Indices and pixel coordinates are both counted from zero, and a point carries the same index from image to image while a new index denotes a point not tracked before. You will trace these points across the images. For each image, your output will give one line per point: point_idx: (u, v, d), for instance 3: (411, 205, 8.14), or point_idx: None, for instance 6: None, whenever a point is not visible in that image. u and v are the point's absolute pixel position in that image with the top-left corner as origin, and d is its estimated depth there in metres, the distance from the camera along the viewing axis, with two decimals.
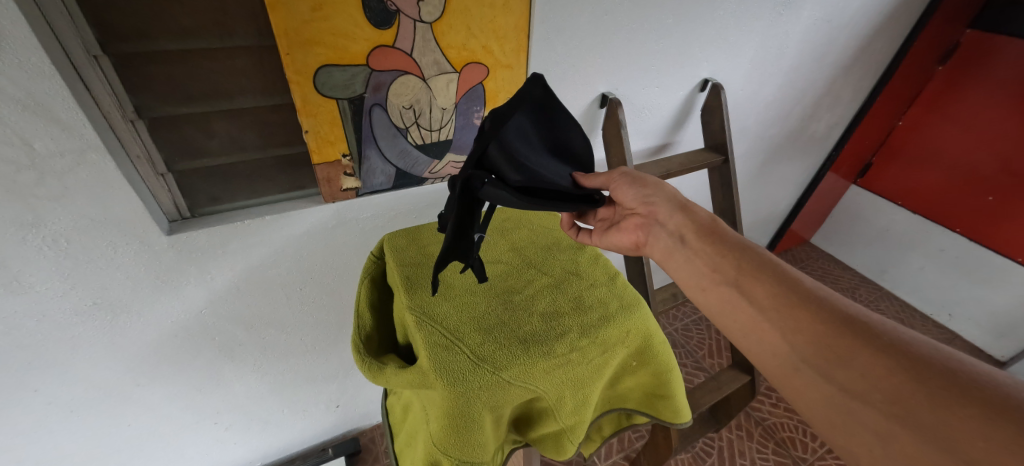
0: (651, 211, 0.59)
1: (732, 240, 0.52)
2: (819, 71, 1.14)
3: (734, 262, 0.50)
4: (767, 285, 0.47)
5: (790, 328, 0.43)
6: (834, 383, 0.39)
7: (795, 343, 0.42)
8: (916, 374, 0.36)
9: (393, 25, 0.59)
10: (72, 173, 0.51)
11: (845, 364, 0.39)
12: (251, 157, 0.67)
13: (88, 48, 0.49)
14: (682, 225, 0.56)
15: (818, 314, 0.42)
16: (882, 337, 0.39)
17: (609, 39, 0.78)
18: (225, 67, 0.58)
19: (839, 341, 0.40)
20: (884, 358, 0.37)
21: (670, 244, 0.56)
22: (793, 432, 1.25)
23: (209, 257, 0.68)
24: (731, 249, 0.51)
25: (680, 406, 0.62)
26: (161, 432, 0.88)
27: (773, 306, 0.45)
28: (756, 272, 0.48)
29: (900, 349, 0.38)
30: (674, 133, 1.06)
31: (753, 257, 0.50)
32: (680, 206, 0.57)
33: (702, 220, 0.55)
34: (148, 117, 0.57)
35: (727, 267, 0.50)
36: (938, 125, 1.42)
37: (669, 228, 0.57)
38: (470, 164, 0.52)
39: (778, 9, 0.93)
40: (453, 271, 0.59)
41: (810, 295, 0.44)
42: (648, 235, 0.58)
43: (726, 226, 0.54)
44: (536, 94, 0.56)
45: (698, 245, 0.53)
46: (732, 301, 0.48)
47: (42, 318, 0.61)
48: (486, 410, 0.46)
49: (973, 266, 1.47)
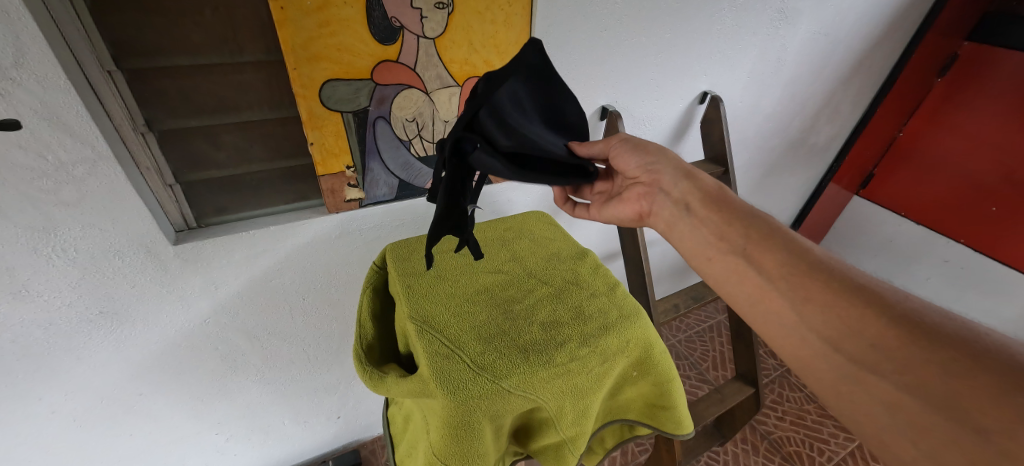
0: (653, 180, 0.60)
1: (739, 208, 0.53)
2: (817, 83, 1.16)
3: (741, 230, 0.50)
4: (775, 254, 0.47)
5: (799, 298, 0.43)
6: (844, 354, 0.39)
7: (804, 312, 0.43)
8: (927, 343, 0.36)
9: (397, 41, 0.61)
10: (84, 183, 0.53)
11: (856, 335, 0.39)
12: (257, 169, 0.69)
13: (103, 63, 0.51)
14: (689, 191, 0.56)
15: (829, 283, 0.42)
16: (894, 307, 0.39)
17: (609, 53, 0.80)
18: (234, 81, 0.60)
19: (849, 310, 0.40)
20: (896, 327, 0.37)
21: (674, 213, 0.56)
22: (801, 446, 1.22)
23: (213, 267, 0.69)
24: (738, 218, 0.51)
25: (681, 417, 0.62)
26: (161, 444, 0.88)
27: (780, 276, 0.45)
28: (764, 241, 0.48)
29: (912, 317, 0.38)
30: (674, 145, 1.07)
31: (761, 224, 0.50)
32: (685, 174, 0.58)
33: (708, 187, 0.56)
34: (157, 130, 0.59)
35: (734, 236, 0.50)
36: (938, 135, 1.43)
37: (673, 197, 0.57)
38: (460, 126, 0.51)
39: (774, 23, 0.95)
40: (447, 263, 0.63)
41: (819, 264, 0.44)
42: (652, 204, 0.59)
43: (732, 194, 0.55)
44: (533, 61, 0.57)
45: (702, 212, 0.54)
46: (738, 270, 0.48)
47: (49, 326, 0.62)
48: (486, 418, 0.46)
49: (980, 277, 1.46)
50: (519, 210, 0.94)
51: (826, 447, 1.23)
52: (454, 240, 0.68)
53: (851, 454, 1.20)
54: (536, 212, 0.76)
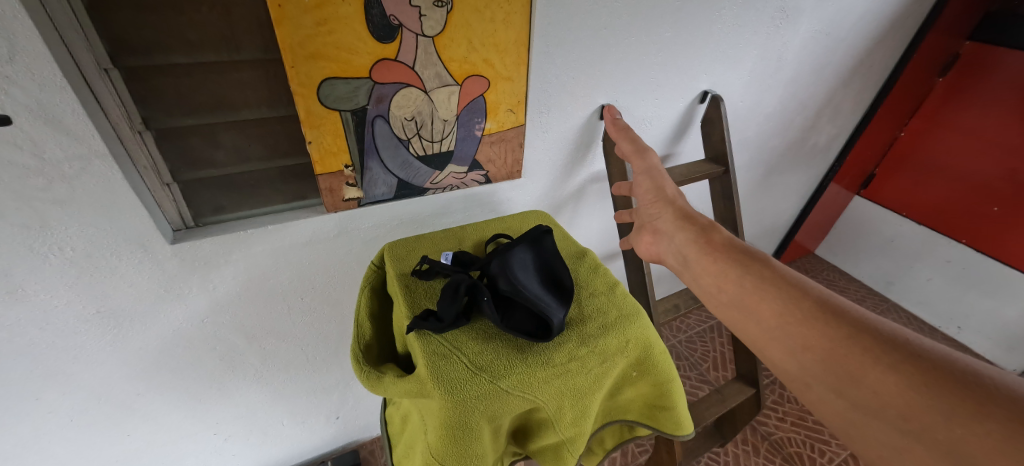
0: (657, 227, 0.62)
1: (736, 254, 0.53)
2: (818, 82, 1.15)
3: (735, 280, 0.51)
4: (772, 302, 0.48)
5: (799, 347, 0.44)
6: (847, 399, 0.40)
7: (805, 361, 0.44)
8: (929, 390, 0.36)
9: (396, 38, 0.60)
10: (79, 181, 0.52)
11: (857, 382, 0.40)
12: (256, 168, 0.68)
13: (99, 61, 0.51)
14: (688, 243, 0.57)
15: (827, 330, 0.43)
16: (894, 351, 0.39)
17: (610, 51, 0.79)
18: (232, 80, 0.59)
19: (847, 359, 0.41)
20: (895, 374, 0.38)
21: (677, 263, 0.59)
22: (801, 447, 1.22)
23: (211, 266, 0.68)
24: (733, 266, 0.52)
25: (681, 418, 0.62)
26: (159, 443, 0.87)
27: (778, 325, 0.46)
28: (760, 289, 0.49)
29: (912, 361, 0.38)
30: (674, 144, 1.06)
31: (758, 268, 0.51)
32: (684, 222, 0.59)
33: (705, 236, 0.56)
34: (154, 128, 0.58)
35: (730, 288, 0.51)
36: (940, 135, 1.42)
37: (674, 246, 0.59)
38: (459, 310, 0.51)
39: (775, 22, 0.95)
40: None
41: (817, 307, 0.45)
42: (661, 249, 0.62)
43: (731, 237, 0.56)
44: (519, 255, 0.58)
45: (699, 264, 0.55)
46: (740, 319, 0.50)
47: (47, 326, 0.62)
48: (484, 419, 0.46)
49: (982, 278, 1.45)
50: (518, 210, 0.93)
51: (827, 448, 1.22)
52: (453, 239, 0.67)
53: (852, 455, 1.20)
54: (536, 211, 0.75)
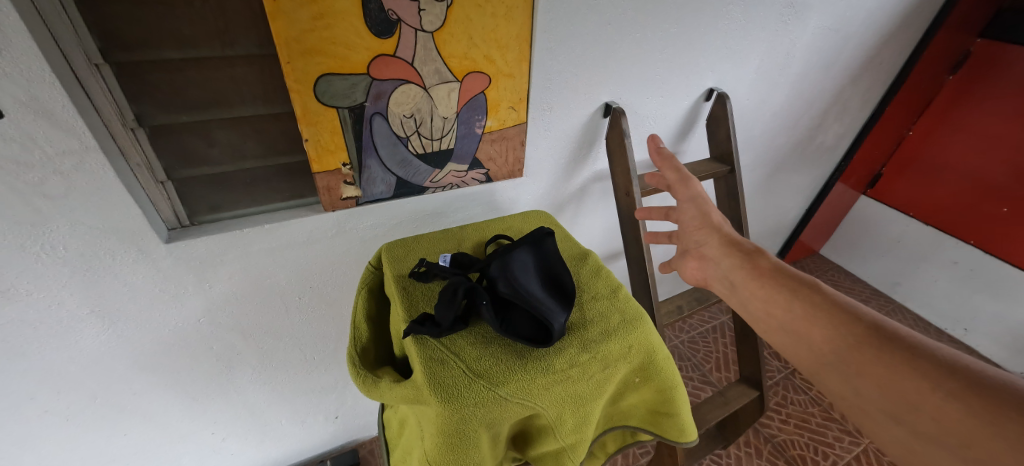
0: (706, 255, 0.62)
1: (786, 279, 0.53)
2: (826, 79, 1.13)
3: (785, 305, 0.51)
4: (822, 327, 0.47)
5: (851, 371, 0.44)
6: (904, 425, 0.39)
7: (858, 385, 0.43)
8: (991, 416, 0.34)
9: (394, 34, 0.59)
10: (70, 178, 0.51)
11: (913, 407, 0.39)
12: (252, 165, 0.67)
13: (90, 56, 0.49)
14: (736, 269, 0.58)
15: (880, 355, 0.42)
16: (952, 375, 0.38)
17: (613, 48, 0.78)
18: (227, 76, 0.58)
19: (902, 385, 0.40)
20: (953, 400, 0.36)
21: (727, 289, 0.59)
22: (805, 450, 1.21)
23: (208, 266, 0.67)
24: (782, 291, 0.52)
25: (685, 425, 0.60)
26: (156, 443, 0.86)
27: (829, 349, 0.46)
28: (810, 314, 0.49)
29: (973, 389, 0.36)
30: (679, 143, 1.05)
31: (808, 293, 0.50)
32: (735, 249, 0.59)
33: (756, 263, 0.56)
34: (148, 125, 0.57)
35: (779, 313, 0.51)
36: (949, 134, 1.40)
37: (724, 273, 0.59)
38: (456, 314, 0.49)
39: (783, 18, 0.93)
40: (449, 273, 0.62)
41: (869, 330, 0.44)
42: (708, 275, 0.62)
43: (787, 266, 0.55)
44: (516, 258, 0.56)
45: (750, 290, 0.55)
46: (792, 344, 0.50)
47: (39, 325, 0.61)
48: (482, 426, 0.44)
49: (989, 280, 1.43)
50: (520, 209, 0.92)
51: (830, 451, 1.21)
52: (453, 240, 0.66)
53: (856, 459, 1.18)
54: (537, 210, 0.74)
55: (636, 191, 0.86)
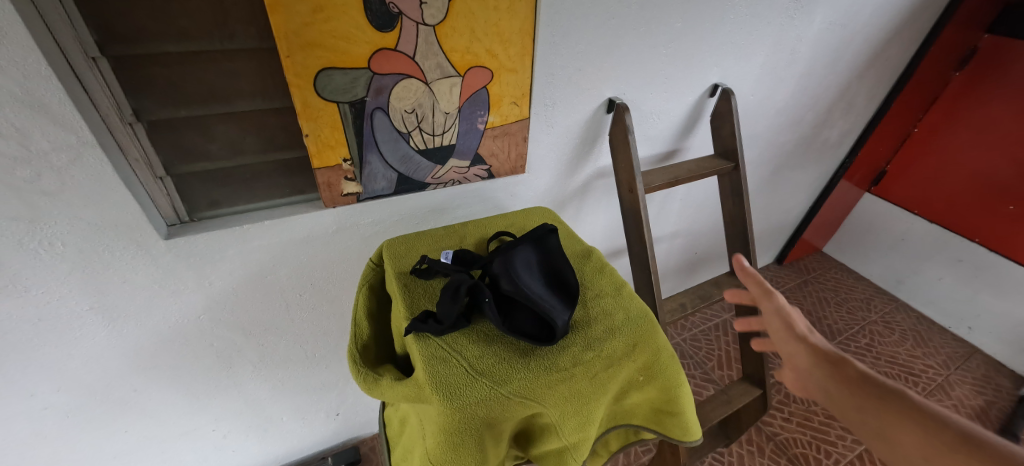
0: (794, 364, 0.52)
1: (873, 384, 0.44)
2: (832, 75, 1.12)
3: (876, 417, 0.42)
4: (919, 441, 0.38)
5: None
6: None
7: None
8: None
9: (395, 27, 0.58)
10: (67, 174, 0.51)
11: None
12: (252, 161, 0.66)
13: (87, 50, 0.49)
14: (823, 379, 0.48)
15: None
16: None
17: (617, 42, 0.76)
18: (226, 70, 0.57)
19: None
20: None
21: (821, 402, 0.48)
22: (807, 448, 1.20)
23: (207, 262, 0.67)
24: (869, 400, 0.43)
25: (689, 424, 0.60)
26: (157, 439, 0.86)
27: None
28: (901, 425, 0.40)
29: None
30: (683, 139, 1.04)
31: (897, 401, 0.41)
32: (821, 358, 0.49)
33: (842, 370, 0.47)
34: (146, 120, 0.56)
35: (871, 426, 0.42)
36: (955, 131, 1.38)
37: (815, 385, 0.49)
38: (459, 311, 0.49)
39: (789, 12, 0.91)
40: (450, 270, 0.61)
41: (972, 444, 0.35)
42: (804, 388, 0.51)
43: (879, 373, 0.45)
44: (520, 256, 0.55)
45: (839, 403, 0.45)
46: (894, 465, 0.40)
47: (39, 322, 0.61)
48: (484, 426, 0.44)
49: (994, 278, 1.41)
50: (522, 206, 0.91)
51: (833, 449, 1.21)
52: (455, 237, 0.65)
53: (858, 458, 1.18)
54: (540, 206, 0.73)
55: (640, 187, 0.85)
